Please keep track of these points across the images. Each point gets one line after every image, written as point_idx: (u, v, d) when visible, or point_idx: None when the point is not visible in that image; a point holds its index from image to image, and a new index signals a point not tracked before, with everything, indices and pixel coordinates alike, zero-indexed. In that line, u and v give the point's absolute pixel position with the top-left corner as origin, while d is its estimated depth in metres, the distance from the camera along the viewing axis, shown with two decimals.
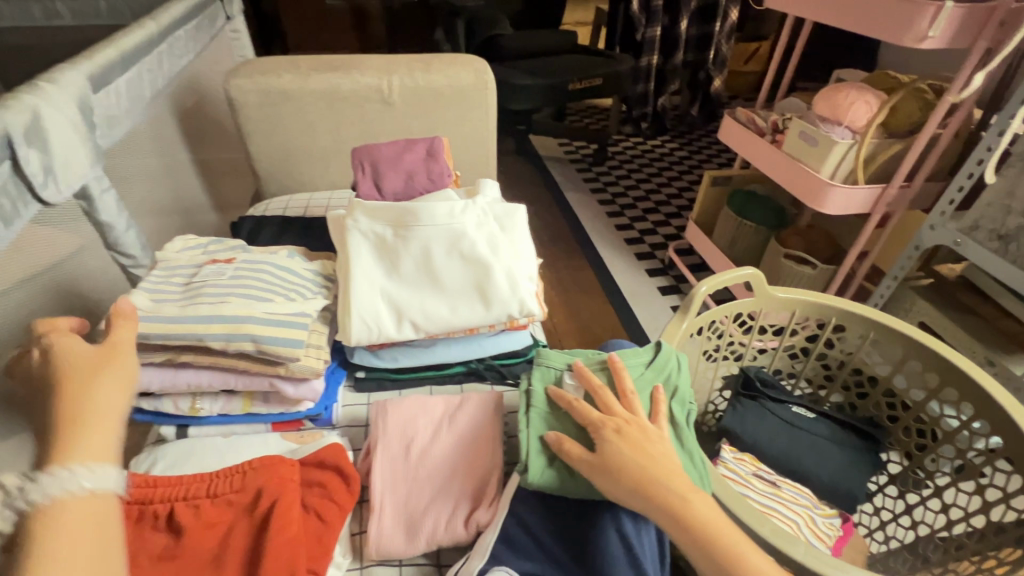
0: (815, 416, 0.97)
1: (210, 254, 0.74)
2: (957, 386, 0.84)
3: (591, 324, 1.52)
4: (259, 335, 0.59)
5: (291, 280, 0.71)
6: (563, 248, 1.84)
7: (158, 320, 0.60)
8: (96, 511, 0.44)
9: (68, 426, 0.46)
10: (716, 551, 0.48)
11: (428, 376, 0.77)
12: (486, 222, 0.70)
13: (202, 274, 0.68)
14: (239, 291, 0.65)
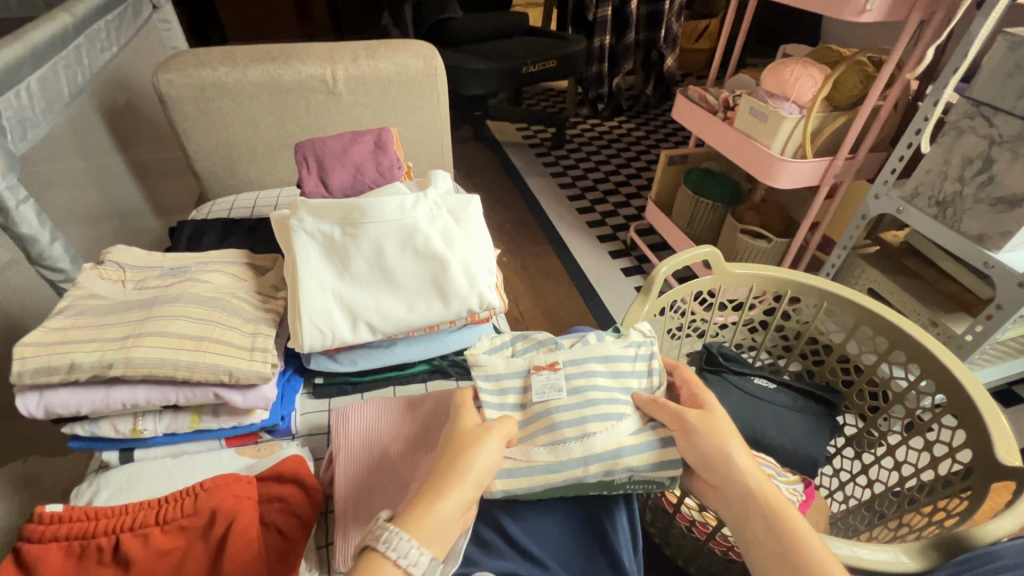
0: (775, 386, 1.00)
1: (521, 356, 0.66)
2: (903, 349, 0.88)
3: (558, 309, 1.52)
4: (632, 468, 0.58)
5: (619, 369, 0.65)
6: (527, 234, 1.82)
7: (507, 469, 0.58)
8: None
9: (445, 480, 0.51)
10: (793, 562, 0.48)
11: (390, 376, 0.76)
12: (440, 215, 0.67)
13: (545, 390, 0.62)
14: (605, 378, 0.63)
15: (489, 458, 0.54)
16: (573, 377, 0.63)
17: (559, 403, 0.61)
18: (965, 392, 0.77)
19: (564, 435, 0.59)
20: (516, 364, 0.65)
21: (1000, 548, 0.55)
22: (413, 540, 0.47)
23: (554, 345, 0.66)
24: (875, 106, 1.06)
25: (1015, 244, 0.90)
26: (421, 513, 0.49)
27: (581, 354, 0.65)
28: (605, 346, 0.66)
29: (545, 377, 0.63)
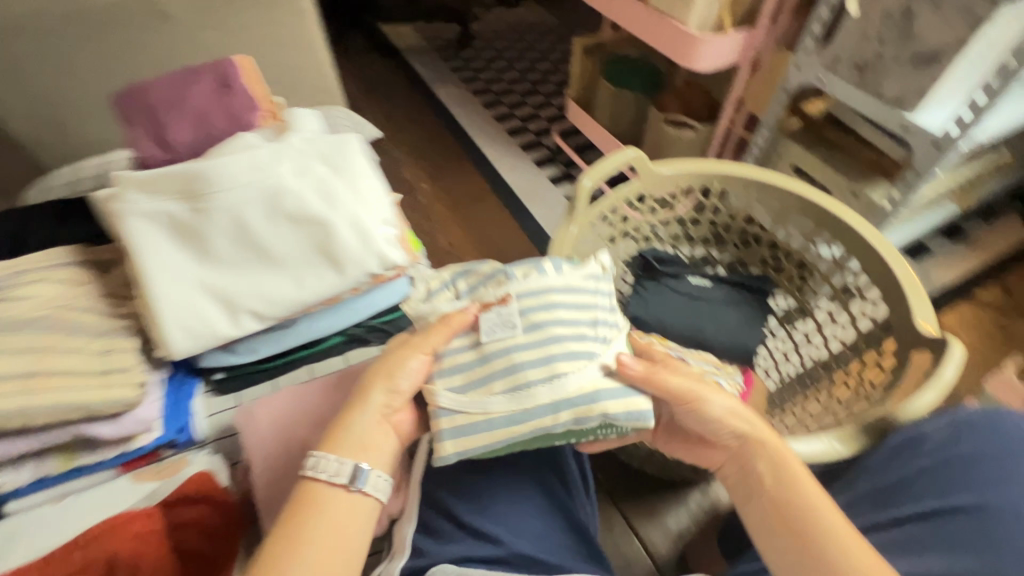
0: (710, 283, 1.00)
1: (467, 295, 0.61)
2: (829, 230, 0.87)
3: (489, 232, 1.44)
4: (609, 412, 0.54)
5: (582, 299, 0.60)
6: (445, 153, 1.67)
7: (469, 426, 0.54)
8: (354, 509, 0.49)
9: (359, 396, 0.54)
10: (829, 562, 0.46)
11: (305, 356, 0.68)
12: (309, 165, 0.56)
13: (497, 330, 0.57)
14: (565, 309, 0.58)
15: (413, 364, 0.55)
16: (531, 312, 0.57)
17: (517, 343, 0.56)
18: (885, 267, 0.78)
19: (526, 380, 0.55)
20: (461, 303, 0.60)
21: (924, 427, 0.59)
22: (334, 456, 0.50)
23: (504, 276, 0.60)
24: None
25: (931, 104, 0.88)
26: (335, 435, 0.51)
27: (539, 284, 0.59)
28: (565, 276, 0.60)
29: (496, 315, 0.58)
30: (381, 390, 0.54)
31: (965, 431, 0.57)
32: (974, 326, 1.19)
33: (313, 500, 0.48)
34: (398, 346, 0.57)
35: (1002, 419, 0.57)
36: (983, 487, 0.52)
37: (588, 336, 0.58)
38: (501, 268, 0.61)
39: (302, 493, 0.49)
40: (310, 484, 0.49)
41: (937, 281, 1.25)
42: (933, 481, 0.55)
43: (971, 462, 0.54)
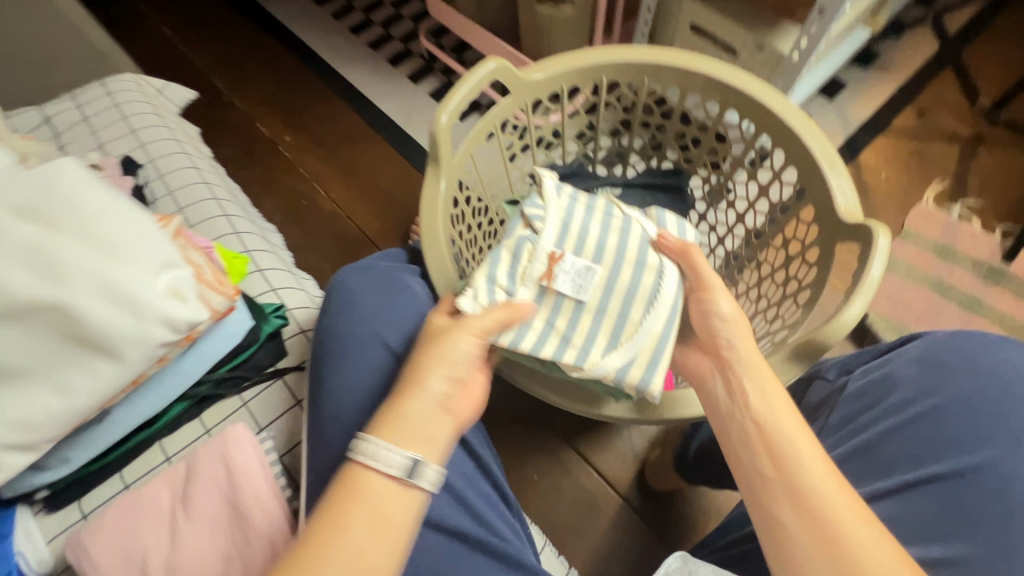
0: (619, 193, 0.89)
1: (512, 280, 0.56)
2: (735, 107, 0.74)
3: (374, 177, 1.24)
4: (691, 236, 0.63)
5: (587, 209, 0.60)
6: (300, 88, 1.39)
7: (659, 345, 0.56)
8: (403, 502, 0.44)
9: (411, 384, 0.47)
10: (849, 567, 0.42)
11: (147, 438, 0.54)
12: (9, 228, 0.43)
13: (579, 284, 0.57)
14: (592, 232, 0.59)
15: (461, 342, 0.49)
16: (579, 249, 0.58)
17: (598, 278, 0.57)
18: (800, 141, 0.67)
19: (643, 290, 0.58)
20: (519, 294, 0.55)
21: (889, 367, 0.56)
22: (394, 446, 0.45)
23: (530, 242, 0.57)
24: None
25: None
26: (387, 423, 0.46)
27: (556, 224, 0.58)
28: (558, 202, 0.59)
29: (563, 280, 0.57)
30: (432, 367, 0.48)
31: (933, 359, 0.54)
32: (893, 161, 1.15)
33: (358, 491, 0.44)
34: (437, 333, 0.51)
35: (971, 338, 0.55)
36: (964, 441, 0.50)
37: (618, 226, 0.60)
38: (518, 239, 0.57)
39: (349, 482, 0.44)
40: (363, 474, 0.44)
41: (853, 121, 1.17)
42: (906, 441, 0.51)
43: (948, 410, 0.51)
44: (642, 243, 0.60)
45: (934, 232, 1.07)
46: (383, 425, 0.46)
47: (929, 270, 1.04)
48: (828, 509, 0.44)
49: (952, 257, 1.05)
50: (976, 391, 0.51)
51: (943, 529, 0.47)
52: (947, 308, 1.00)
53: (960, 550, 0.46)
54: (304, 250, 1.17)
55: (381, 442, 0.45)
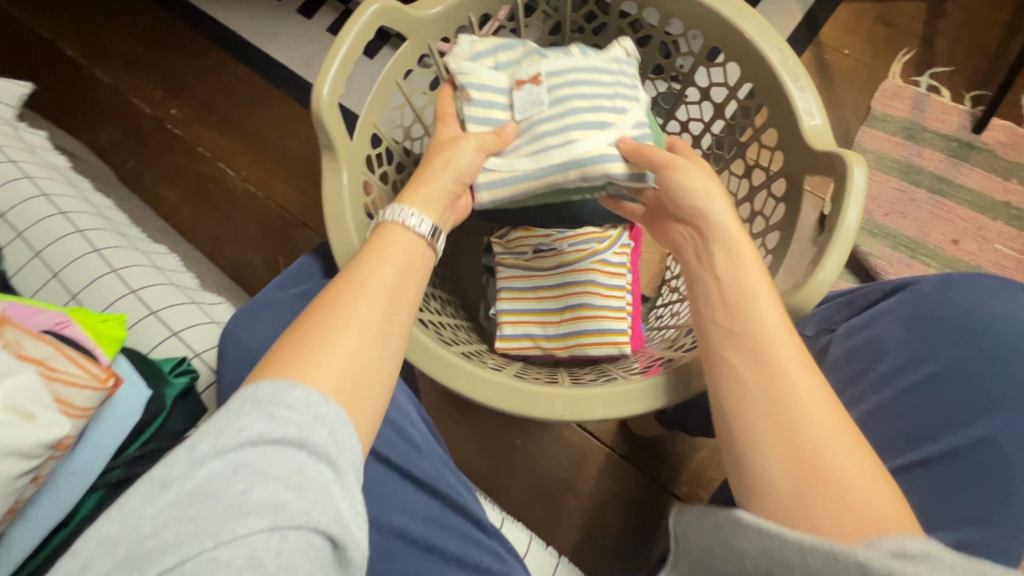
0: None
1: (505, 69, 0.63)
2: (676, 16, 0.61)
3: (283, 143, 1.08)
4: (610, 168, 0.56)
5: (607, 78, 0.61)
6: (172, 44, 1.16)
7: (522, 172, 0.59)
8: (419, 262, 0.46)
9: (424, 175, 0.52)
10: (822, 462, 0.36)
11: (66, 540, 0.46)
12: None
13: (520, 102, 0.61)
14: (585, 92, 0.60)
15: (464, 157, 0.55)
16: (556, 88, 0.60)
17: (539, 116, 0.60)
18: (755, 50, 0.56)
19: (547, 143, 0.59)
20: (500, 78, 0.63)
21: (877, 328, 0.54)
22: (414, 211, 0.47)
23: (539, 56, 0.62)
24: None
25: None
26: (408, 198, 0.49)
27: (566, 64, 0.62)
28: (590, 60, 0.62)
29: (527, 92, 0.61)
30: (446, 171, 0.53)
31: (923, 317, 0.52)
32: (857, 32, 1.03)
33: (388, 240, 0.45)
34: (445, 142, 0.57)
35: (967, 283, 0.54)
36: (963, 412, 0.48)
37: (604, 108, 0.60)
38: (536, 48, 0.63)
39: (380, 237, 0.46)
40: (389, 234, 0.46)
41: None
42: (900, 414, 0.49)
43: (946, 376, 0.49)
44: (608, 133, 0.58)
45: (902, 111, 0.99)
46: (410, 195, 0.50)
47: (896, 155, 0.97)
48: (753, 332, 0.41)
49: (921, 137, 0.98)
50: (974, 352, 0.49)
51: (948, 509, 0.45)
52: (916, 194, 0.95)
53: (965, 530, 0.44)
54: (225, 242, 1.04)
55: (406, 206, 0.48)
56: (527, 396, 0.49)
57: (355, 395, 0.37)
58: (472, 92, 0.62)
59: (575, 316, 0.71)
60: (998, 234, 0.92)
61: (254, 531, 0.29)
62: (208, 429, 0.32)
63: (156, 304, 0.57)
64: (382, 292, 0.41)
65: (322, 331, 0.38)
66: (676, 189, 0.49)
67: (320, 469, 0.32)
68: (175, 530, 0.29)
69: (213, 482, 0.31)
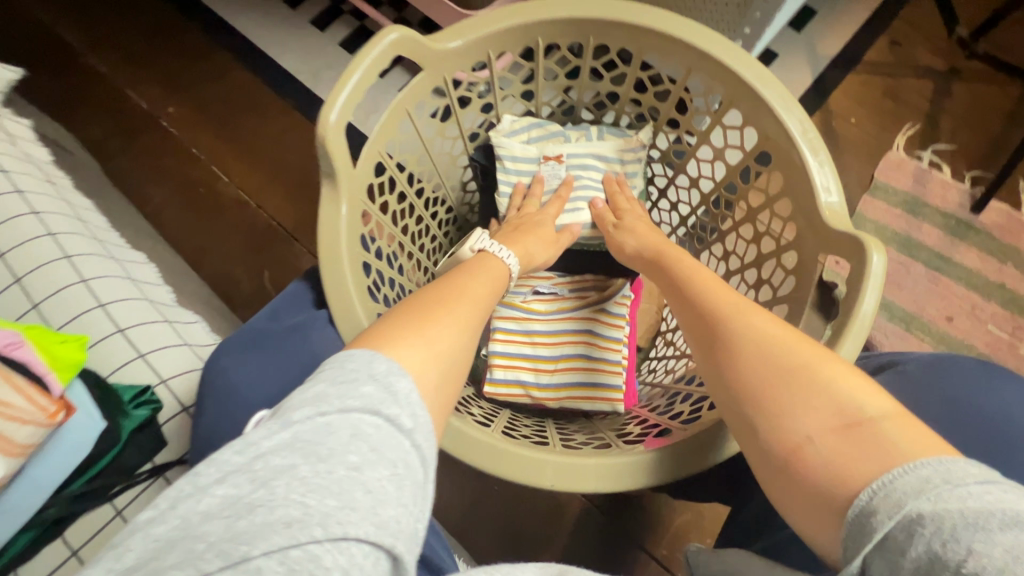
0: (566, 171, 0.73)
1: (535, 143, 0.73)
2: (700, 75, 0.60)
3: (282, 152, 1.05)
4: None
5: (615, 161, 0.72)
6: (176, 40, 1.13)
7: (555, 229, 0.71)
8: (498, 279, 0.52)
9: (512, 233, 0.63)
10: (792, 384, 0.39)
11: None
12: None
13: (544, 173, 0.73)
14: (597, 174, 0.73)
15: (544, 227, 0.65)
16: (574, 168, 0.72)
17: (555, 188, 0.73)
18: (775, 118, 0.55)
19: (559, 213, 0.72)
20: (531, 150, 0.72)
21: None
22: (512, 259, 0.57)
23: (563, 137, 0.73)
24: None
25: None
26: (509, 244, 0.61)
27: (585, 149, 0.73)
28: (604, 143, 0.72)
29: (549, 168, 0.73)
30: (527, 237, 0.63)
31: (909, 398, 0.51)
32: (863, 103, 1.04)
33: (484, 263, 0.54)
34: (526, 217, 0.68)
35: (960, 364, 0.52)
36: None
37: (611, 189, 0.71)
38: (562, 129, 0.74)
39: (475, 262, 0.54)
40: (483, 259, 0.54)
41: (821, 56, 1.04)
42: None
43: None
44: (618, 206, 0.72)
45: (903, 184, 1.00)
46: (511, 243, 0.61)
47: (895, 226, 0.98)
48: (715, 299, 0.47)
49: (920, 211, 0.99)
50: (967, 440, 0.48)
51: None
52: (913, 267, 0.95)
53: None
54: (209, 251, 1.00)
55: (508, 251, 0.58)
56: (517, 458, 0.47)
57: (436, 358, 0.38)
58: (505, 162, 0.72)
59: (571, 365, 0.69)
60: (990, 314, 0.92)
61: (357, 538, 0.26)
62: (333, 386, 0.32)
63: (123, 321, 0.53)
64: (465, 292, 0.46)
65: (414, 305, 0.42)
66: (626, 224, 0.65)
67: (416, 467, 0.31)
68: (287, 488, 0.27)
69: (328, 439, 0.29)
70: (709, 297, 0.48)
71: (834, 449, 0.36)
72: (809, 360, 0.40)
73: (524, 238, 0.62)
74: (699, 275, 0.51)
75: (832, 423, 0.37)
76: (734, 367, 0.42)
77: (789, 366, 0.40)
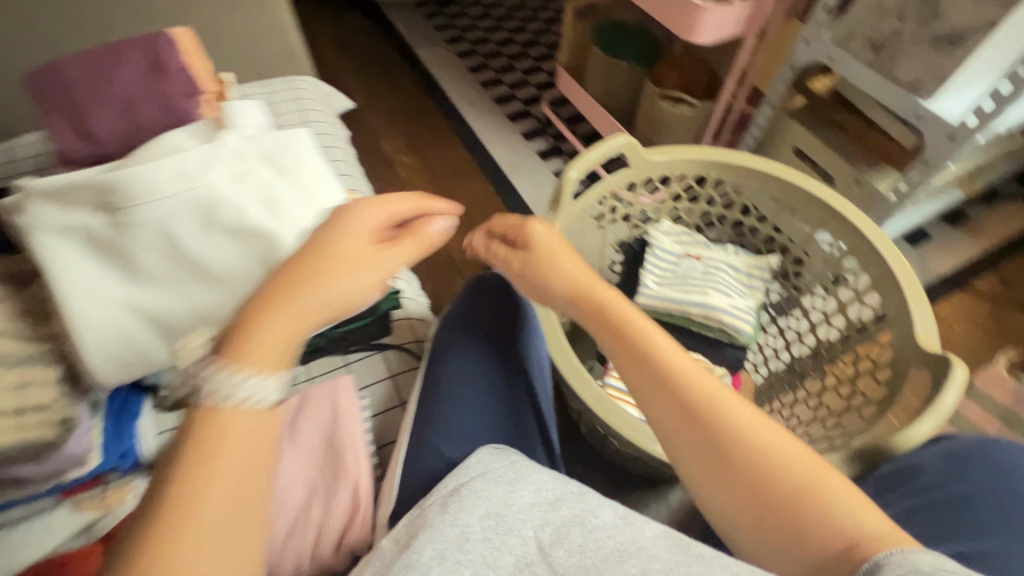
0: (704, 264, 0.90)
1: (681, 244, 0.93)
2: (832, 226, 0.80)
3: (471, 210, 1.36)
4: (728, 324, 0.85)
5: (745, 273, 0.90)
6: (426, 120, 1.56)
7: (686, 303, 0.86)
8: (255, 422, 0.39)
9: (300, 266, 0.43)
10: (788, 501, 0.44)
11: (267, 368, 0.63)
12: (249, 170, 0.48)
13: (685, 266, 0.90)
14: (730, 276, 0.89)
15: (346, 282, 0.44)
16: (711, 265, 0.90)
17: (694, 275, 0.89)
18: (885, 267, 0.73)
19: (691, 295, 0.87)
20: (679, 248, 0.92)
21: (914, 458, 0.59)
22: (244, 372, 0.39)
23: (704, 245, 0.93)
24: None
25: (950, 89, 0.82)
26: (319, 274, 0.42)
27: (721, 258, 0.91)
28: (737, 258, 0.91)
29: (692, 263, 0.90)
30: (316, 269, 0.43)
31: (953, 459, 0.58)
32: (970, 318, 1.16)
33: (220, 434, 0.37)
34: (335, 217, 0.48)
35: (994, 446, 0.59)
36: (976, 532, 0.53)
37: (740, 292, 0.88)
38: (704, 240, 0.94)
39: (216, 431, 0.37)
40: (228, 417, 0.38)
41: (935, 269, 1.20)
42: (922, 518, 0.55)
43: (963, 504, 0.55)
44: (748, 307, 0.87)
45: (1003, 398, 1.06)
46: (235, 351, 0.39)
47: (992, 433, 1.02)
48: (703, 416, 0.48)
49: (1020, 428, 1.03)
50: (988, 491, 0.55)
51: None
52: None
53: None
54: None
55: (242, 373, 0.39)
56: (637, 428, 0.60)
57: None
58: (656, 250, 0.91)
59: None
60: None
61: None
62: None
63: None
64: (234, 457, 0.37)
65: (180, 511, 0.35)
66: (631, 365, 0.52)
67: None
68: None
69: None
70: (705, 409, 0.48)
71: (845, 558, 0.42)
72: (810, 479, 0.44)
73: (332, 278, 0.43)
74: (692, 379, 0.50)
75: (838, 541, 0.42)
76: (732, 487, 0.46)
77: (793, 489, 0.44)
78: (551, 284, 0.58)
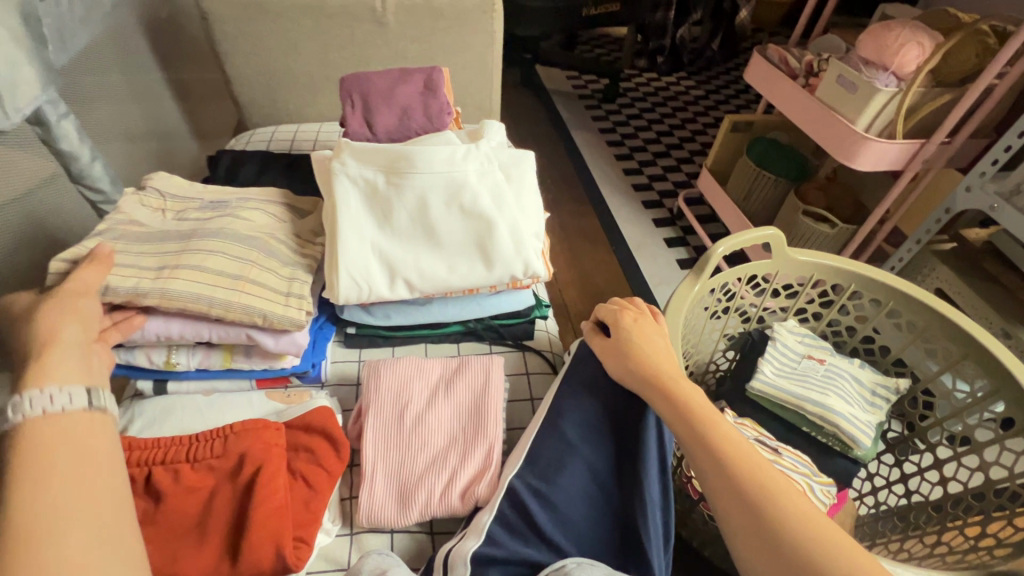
0: (825, 367, 0.91)
1: (803, 344, 0.94)
2: (974, 362, 0.79)
3: (592, 273, 1.46)
4: (846, 432, 0.84)
5: (869, 388, 0.89)
6: (567, 189, 1.74)
7: (804, 399, 0.86)
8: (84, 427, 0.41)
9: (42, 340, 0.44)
10: None
11: (429, 336, 0.74)
12: (490, 171, 0.62)
13: (805, 365, 0.91)
14: (853, 387, 0.89)
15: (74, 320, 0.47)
16: (834, 371, 0.90)
17: (815, 374, 0.90)
18: None
19: (809, 392, 0.87)
20: (802, 347, 0.94)
21: None
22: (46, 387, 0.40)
23: (829, 351, 0.94)
24: (988, 84, 0.92)
25: None
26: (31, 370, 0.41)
27: (846, 368, 0.91)
28: (863, 372, 0.91)
29: (814, 364, 0.91)
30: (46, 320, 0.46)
31: None
32: None
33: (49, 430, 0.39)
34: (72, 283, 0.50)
35: None
36: None
37: (860, 404, 0.87)
38: (828, 347, 0.95)
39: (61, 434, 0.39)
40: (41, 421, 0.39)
41: None
42: None
43: None
44: (868, 421, 0.86)
45: None
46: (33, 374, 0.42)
47: None
48: (755, 494, 0.45)
49: None
50: None
51: None
52: None
53: None
54: None
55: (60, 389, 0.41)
56: None
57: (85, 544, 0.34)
58: (776, 341, 0.93)
59: None
60: None
61: None
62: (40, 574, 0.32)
63: None
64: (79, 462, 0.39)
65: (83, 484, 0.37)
66: (693, 433, 0.51)
67: None
68: None
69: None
70: (763, 487, 0.46)
71: None
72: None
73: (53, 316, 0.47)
74: (751, 459, 0.48)
75: None
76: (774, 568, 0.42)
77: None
78: (647, 358, 0.57)
